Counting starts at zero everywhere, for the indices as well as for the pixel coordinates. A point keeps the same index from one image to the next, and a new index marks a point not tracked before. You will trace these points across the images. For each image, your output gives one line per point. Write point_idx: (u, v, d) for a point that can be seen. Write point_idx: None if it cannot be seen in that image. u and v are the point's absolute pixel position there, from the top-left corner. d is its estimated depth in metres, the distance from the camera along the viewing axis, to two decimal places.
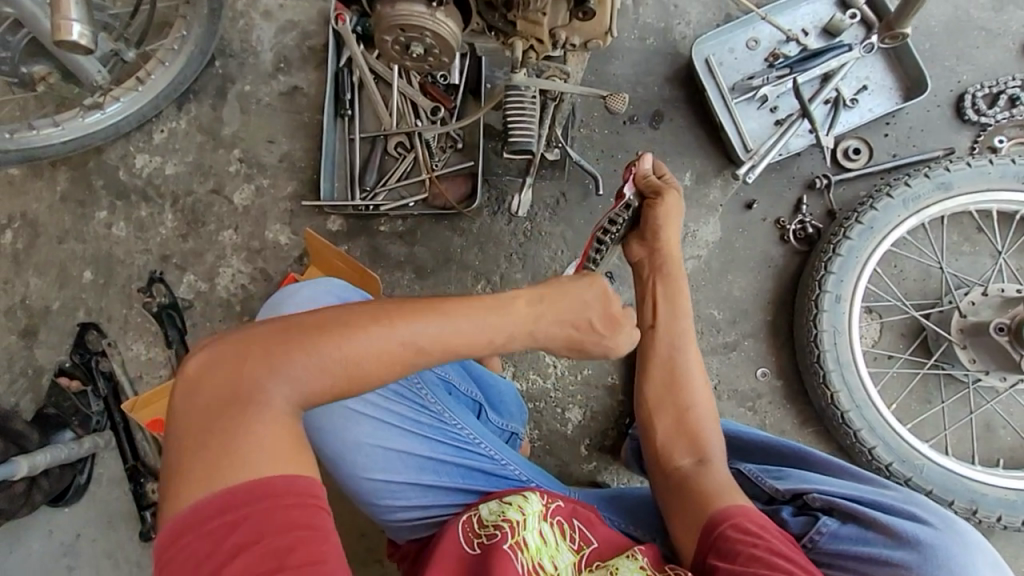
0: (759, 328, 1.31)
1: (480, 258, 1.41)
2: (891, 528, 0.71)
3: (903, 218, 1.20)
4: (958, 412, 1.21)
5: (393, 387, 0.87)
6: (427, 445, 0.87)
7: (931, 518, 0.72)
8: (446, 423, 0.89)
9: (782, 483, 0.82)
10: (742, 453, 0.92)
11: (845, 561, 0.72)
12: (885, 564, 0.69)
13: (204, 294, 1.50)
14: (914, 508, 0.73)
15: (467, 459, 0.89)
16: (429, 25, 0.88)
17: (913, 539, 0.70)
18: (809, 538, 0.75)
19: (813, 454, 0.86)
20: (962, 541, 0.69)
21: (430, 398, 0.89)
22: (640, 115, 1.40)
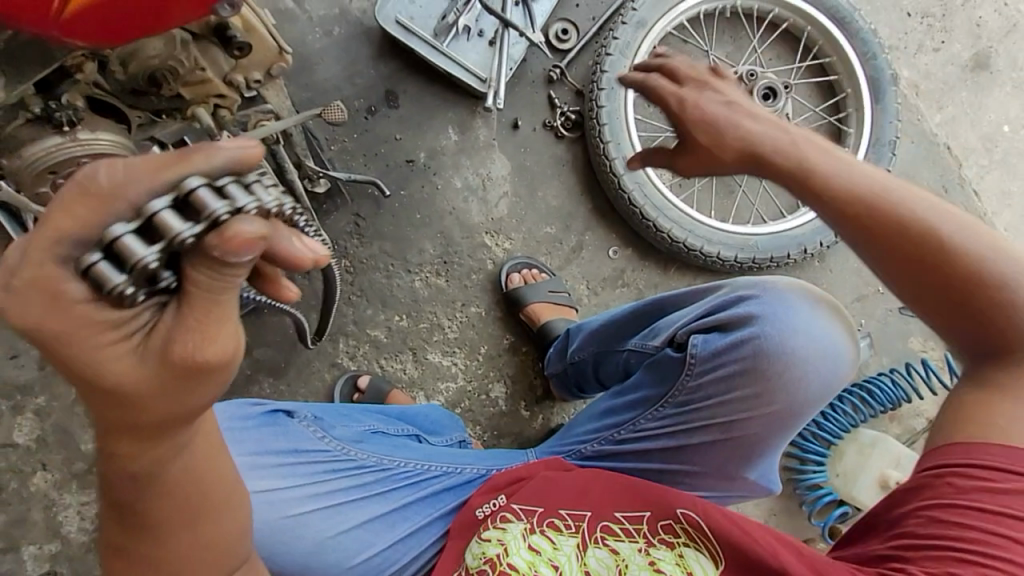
0: (588, 219, 1.40)
1: (324, 320, 1.32)
2: (732, 316, 0.81)
3: (629, 66, 1.34)
4: (755, 186, 1.41)
5: (326, 470, 0.96)
6: (385, 499, 0.97)
7: (749, 289, 0.83)
8: (386, 467, 0.99)
9: (657, 338, 0.91)
10: (619, 332, 0.99)
11: (715, 363, 0.81)
12: (742, 344, 0.79)
13: (62, 553, 1.24)
14: (732, 293, 0.84)
15: (426, 487, 0.99)
16: (81, 146, 0.73)
17: (752, 315, 0.80)
18: (687, 368, 0.83)
19: (665, 297, 0.94)
20: (775, 292, 0.81)
21: (364, 458, 0.99)
22: (375, 103, 1.36)
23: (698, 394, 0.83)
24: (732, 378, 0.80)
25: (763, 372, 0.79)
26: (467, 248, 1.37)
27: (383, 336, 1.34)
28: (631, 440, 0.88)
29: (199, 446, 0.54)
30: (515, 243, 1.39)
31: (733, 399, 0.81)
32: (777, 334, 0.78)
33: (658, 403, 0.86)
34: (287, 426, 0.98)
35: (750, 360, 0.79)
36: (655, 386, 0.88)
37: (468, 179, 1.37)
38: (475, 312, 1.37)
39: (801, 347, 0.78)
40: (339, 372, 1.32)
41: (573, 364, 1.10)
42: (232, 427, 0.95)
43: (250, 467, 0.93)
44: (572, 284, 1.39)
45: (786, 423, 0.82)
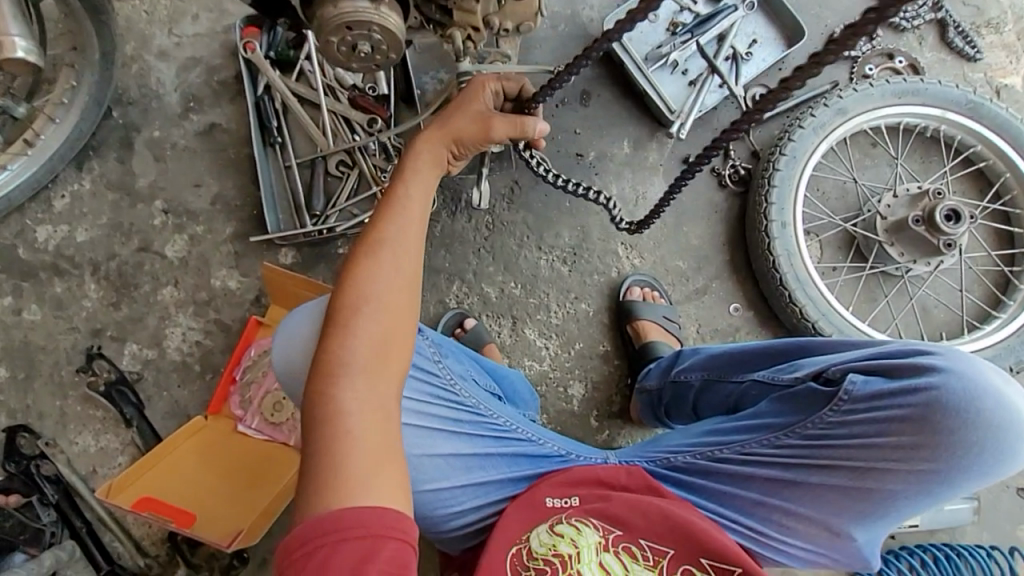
0: (721, 269, 1.41)
1: (450, 259, 1.40)
2: (908, 363, 0.79)
3: (817, 144, 1.36)
4: (901, 302, 1.37)
5: (428, 388, 0.84)
6: (469, 442, 0.85)
7: (929, 348, 0.81)
8: (484, 413, 0.87)
9: (796, 372, 0.87)
10: (742, 365, 0.97)
11: (871, 408, 0.79)
12: (916, 390, 0.77)
13: (153, 362, 1.35)
14: (906, 346, 0.82)
15: (509, 447, 0.87)
16: (376, 19, 0.87)
17: (927, 368, 0.78)
18: (834, 403, 0.81)
19: (814, 343, 0.92)
20: (961, 358, 0.79)
21: (464, 392, 0.86)
22: (570, 96, 1.48)
23: (845, 430, 0.80)
24: (893, 424, 0.78)
25: (932, 425, 0.76)
26: (599, 249, 1.42)
27: (494, 295, 1.39)
28: (732, 462, 0.84)
29: (411, 230, 0.82)
30: (644, 262, 1.42)
31: (889, 448, 0.78)
32: (960, 394, 0.76)
33: (783, 430, 0.83)
34: None
35: (920, 408, 0.77)
36: (783, 416, 0.84)
37: (624, 189, 1.44)
38: (584, 309, 1.40)
39: (982, 412, 0.76)
40: (443, 309, 1.39)
41: (673, 384, 1.08)
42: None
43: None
44: (684, 321, 1.39)
45: (925, 494, 0.79)
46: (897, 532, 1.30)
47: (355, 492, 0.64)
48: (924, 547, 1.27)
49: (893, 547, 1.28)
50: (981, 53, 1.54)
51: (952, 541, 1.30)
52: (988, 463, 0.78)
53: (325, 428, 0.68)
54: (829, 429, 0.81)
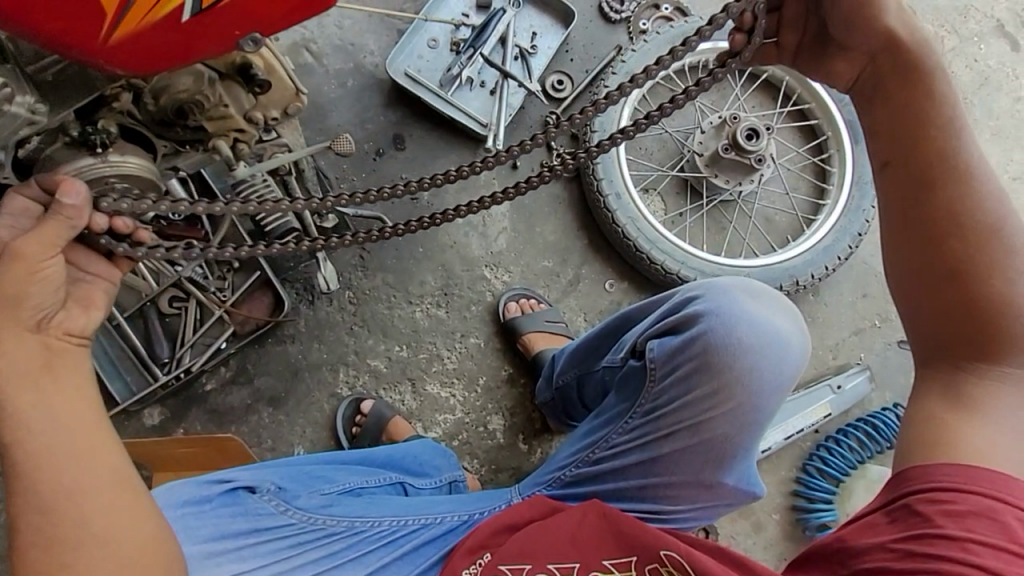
0: (585, 254, 1.44)
1: (325, 350, 1.35)
2: (681, 316, 0.79)
3: (620, 111, 1.43)
4: (745, 222, 1.47)
5: (285, 539, 0.83)
6: (356, 565, 0.84)
7: (697, 290, 0.81)
8: (359, 529, 0.85)
9: (620, 353, 0.89)
10: (596, 352, 1.00)
11: (672, 370, 0.78)
12: (693, 339, 0.77)
13: None
14: (680, 296, 0.82)
15: (404, 545, 0.85)
16: (111, 168, 0.79)
17: (697, 314, 0.78)
18: (650, 375, 0.81)
19: (629, 312, 0.92)
20: (718, 290, 0.79)
21: (329, 521, 0.85)
22: (383, 145, 1.46)
23: (660, 400, 0.79)
24: (692, 377, 0.77)
25: (715, 369, 0.76)
26: (466, 280, 1.42)
27: (384, 366, 1.35)
28: (607, 458, 0.83)
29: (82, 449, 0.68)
30: (514, 276, 1.43)
31: (692, 404, 0.78)
32: (725, 327, 0.76)
33: (625, 415, 0.83)
34: (236, 498, 0.84)
35: (702, 357, 0.76)
36: (625, 401, 0.85)
37: (469, 215, 1.44)
38: (475, 343, 1.39)
39: (745, 337, 0.76)
40: (338, 400, 1.33)
41: (559, 391, 1.10)
42: (175, 511, 0.81)
43: (201, 557, 0.79)
44: (570, 316, 1.42)
45: (754, 423, 0.78)
46: (821, 425, 1.39)
47: None
48: (847, 432, 1.38)
49: (817, 441, 1.38)
50: None
51: (865, 412, 1.41)
52: (783, 375, 0.78)
53: None
54: (656, 400, 0.80)
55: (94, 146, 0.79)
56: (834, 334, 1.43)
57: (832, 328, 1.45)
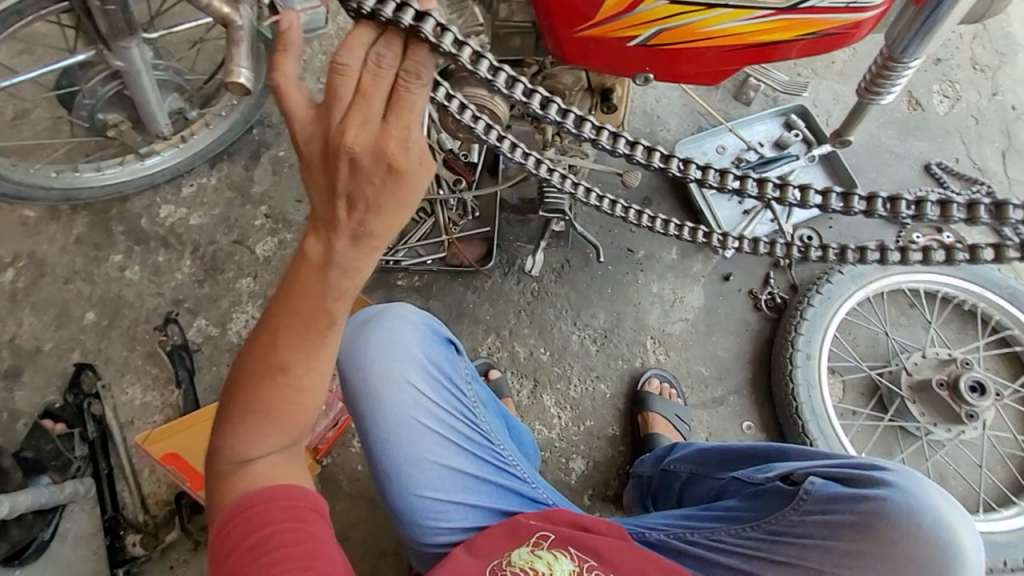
0: (741, 385, 1.47)
1: (491, 313, 1.54)
2: (867, 473, 0.79)
3: (854, 290, 1.45)
4: (917, 462, 1.37)
5: (456, 402, 0.88)
6: (473, 463, 0.89)
7: (888, 465, 0.81)
8: (492, 441, 0.92)
9: (767, 472, 0.88)
10: (729, 463, 1.03)
11: (830, 511, 0.78)
12: (865, 498, 0.77)
13: (214, 338, 1.52)
14: (868, 459, 0.83)
15: (505, 479, 0.91)
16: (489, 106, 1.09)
17: (882, 481, 0.78)
18: (794, 503, 0.80)
19: (789, 448, 0.95)
20: (910, 474, 0.79)
21: (482, 416, 0.92)
22: (632, 199, 1.66)
23: (795, 529, 0.79)
24: (840, 528, 0.77)
25: (874, 535, 0.75)
26: (629, 337, 1.52)
27: (523, 355, 1.50)
28: (700, 546, 0.85)
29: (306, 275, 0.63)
30: (668, 361, 1.50)
31: (833, 551, 0.77)
32: (905, 507, 0.75)
33: (746, 523, 0.83)
34: (450, 348, 0.91)
35: (866, 517, 0.76)
36: (749, 511, 0.85)
37: (664, 289, 1.56)
38: (602, 389, 1.47)
39: (922, 527, 0.74)
40: (474, 356, 1.51)
41: (664, 471, 1.13)
42: (421, 322, 0.88)
43: (417, 362, 0.86)
44: (694, 426, 1.45)
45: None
46: None
47: (272, 490, 0.70)
48: None
49: None
50: None
51: None
52: None
53: (231, 472, 0.70)
54: (789, 527, 0.80)
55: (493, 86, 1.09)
56: None
57: None
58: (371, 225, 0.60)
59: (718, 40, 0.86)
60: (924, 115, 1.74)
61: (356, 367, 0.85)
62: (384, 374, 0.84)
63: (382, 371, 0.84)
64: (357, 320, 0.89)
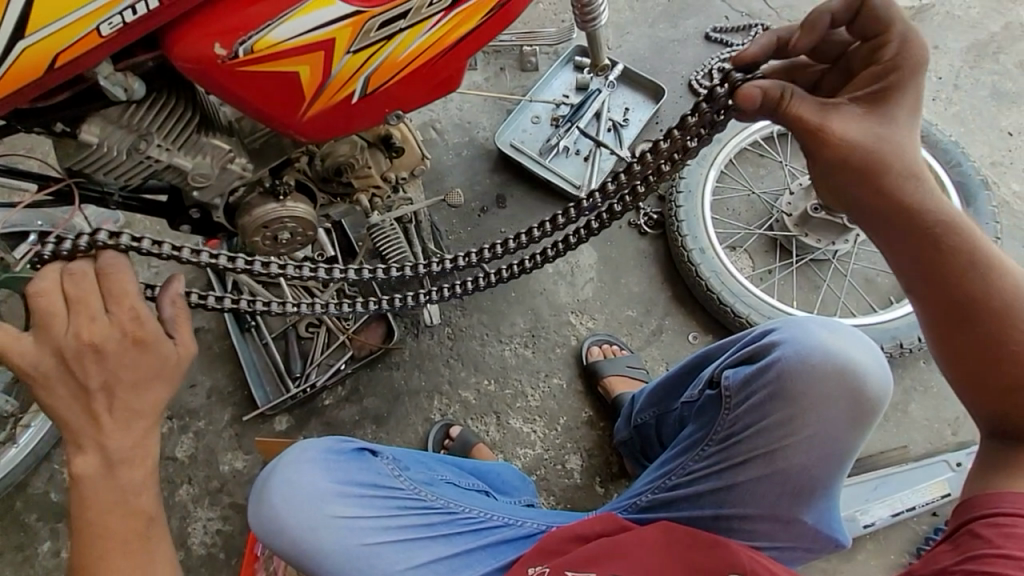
0: (669, 305, 1.50)
1: (424, 377, 1.51)
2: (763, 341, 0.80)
3: (707, 172, 1.51)
4: (841, 281, 1.44)
5: (392, 502, 0.86)
6: (446, 542, 0.87)
7: (776, 323, 0.82)
8: (453, 510, 0.90)
9: (700, 386, 0.90)
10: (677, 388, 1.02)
11: (753, 392, 0.79)
12: (772, 367, 0.78)
13: (182, 563, 1.41)
14: (765, 326, 0.84)
15: (487, 536, 0.89)
16: (288, 212, 1.07)
17: (778, 342, 0.79)
18: (725, 402, 0.82)
19: (712, 349, 0.95)
20: (797, 321, 0.80)
21: (430, 495, 0.90)
22: (488, 204, 1.68)
23: (738, 426, 0.80)
24: (764, 405, 0.78)
25: (795, 395, 0.76)
26: (554, 323, 1.53)
27: (472, 397, 1.48)
28: (683, 486, 0.85)
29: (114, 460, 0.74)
30: (598, 323, 1.51)
31: (769, 427, 0.77)
32: (803, 355, 0.76)
33: (702, 443, 0.84)
34: (360, 456, 0.88)
35: (780, 382, 0.77)
36: (702, 429, 0.86)
37: (559, 264, 1.58)
38: (558, 383, 1.47)
39: (825, 363, 0.75)
40: (431, 424, 1.46)
41: (637, 428, 1.13)
42: (317, 453, 0.85)
43: (327, 495, 0.83)
44: (652, 365, 1.46)
45: (836, 456, 0.76)
46: (941, 508, 1.23)
47: None
48: None
49: (937, 526, 1.23)
50: None
51: None
52: (869, 410, 0.75)
53: None
54: (734, 426, 0.81)
55: (279, 194, 1.06)
56: (955, 407, 1.30)
57: (953, 399, 1.31)
58: (123, 405, 0.73)
59: (424, 56, 0.85)
60: None
61: (279, 530, 0.82)
62: (307, 523, 0.82)
63: (303, 522, 0.82)
64: (259, 485, 0.86)
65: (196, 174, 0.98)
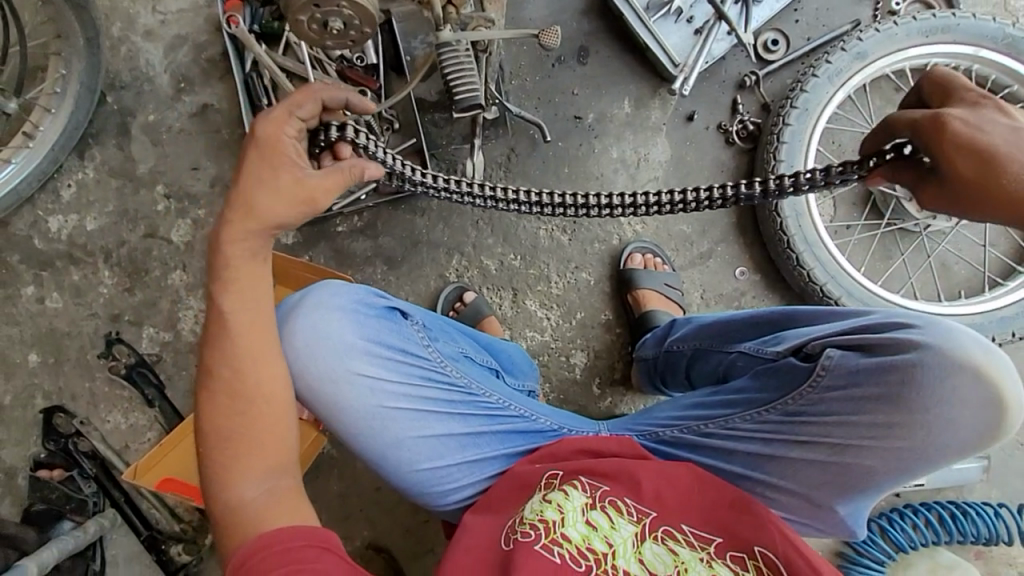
0: (728, 231, 1.36)
1: (448, 233, 1.39)
2: (891, 339, 0.76)
3: (832, 94, 1.27)
4: (918, 260, 1.31)
5: (417, 371, 0.83)
6: (461, 420, 0.86)
7: (916, 320, 0.78)
8: (475, 393, 0.86)
9: (779, 346, 0.88)
10: (737, 334, 0.97)
11: (853, 381, 0.78)
12: (895, 367, 0.75)
13: (171, 344, 1.40)
14: (898, 317, 0.79)
15: (502, 424, 0.88)
16: None
17: (914, 343, 0.74)
18: (813, 379, 0.81)
19: (797, 310, 0.92)
20: (945, 327, 0.74)
21: (454, 372, 0.86)
22: (566, 54, 1.40)
23: (821, 408, 0.81)
24: (866, 401, 0.78)
25: (907, 402, 0.75)
26: (599, 215, 1.39)
27: (494, 267, 1.38)
28: (716, 436, 0.87)
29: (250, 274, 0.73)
30: (647, 229, 1.38)
31: (861, 424, 0.78)
32: (941, 368, 0.72)
33: (765, 406, 0.84)
34: (393, 318, 0.84)
35: (897, 387, 0.75)
36: (762, 391, 0.86)
37: (625, 152, 1.39)
38: (585, 278, 1.38)
39: (962, 385, 0.72)
40: (444, 282, 1.39)
41: (667, 353, 1.08)
42: (350, 304, 0.81)
43: (354, 350, 0.80)
44: (687, 288, 1.37)
45: (910, 470, 0.78)
46: (904, 492, 1.30)
47: (281, 526, 0.70)
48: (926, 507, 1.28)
49: (892, 505, 1.30)
50: None
51: (958, 499, 1.30)
52: (969, 437, 0.75)
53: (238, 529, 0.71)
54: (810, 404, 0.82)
55: None
56: None
57: None
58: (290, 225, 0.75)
59: None
60: None
61: (301, 373, 0.79)
62: (329, 373, 0.79)
63: (324, 373, 0.79)
64: (280, 318, 0.81)
65: None
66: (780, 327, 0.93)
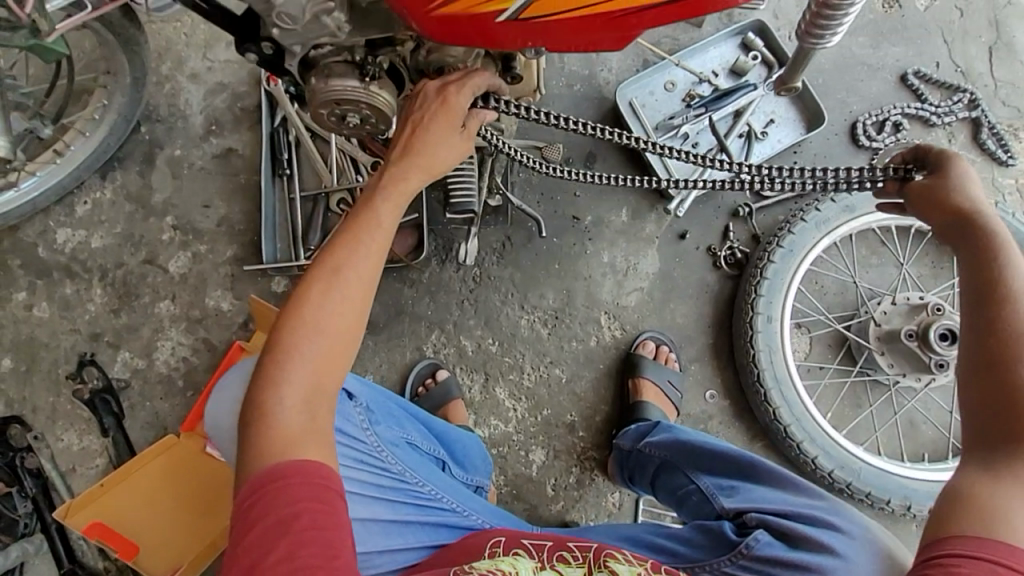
0: (703, 352, 1.38)
1: (433, 307, 1.42)
2: (813, 538, 0.82)
3: (818, 240, 1.31)
4: (885, 415, 1.32)
5: (353, 454, 0.87)
6: (388, 507, 0.86)
7: (837, 523, 0.84)
8: (407, 481, 0.89)
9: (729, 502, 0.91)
10: (701, 464, 0.98)
11: (778, 567, 0.80)
12: (812, 569, 0.79)
13: (141, 372, 1.42)
14: (826, 514, 0.86)
15: (428, 514, 0.88)
16: (365, 98, 0.89)
17: (831, 550, 0.81)
18: (737, 555, 0.82)
19: (760, 463, 0.94)
20: (859, 542, 0.83)
21: (390, 459, 0.89)
22: (574, 157, 1.48)
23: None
24: None
25: None
26: (581, 315, 1.41)
27: (470, 349, 1.40)
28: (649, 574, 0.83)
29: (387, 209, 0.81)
30: (625, 336, 1.40)
31: None
32: None
33: (690, 566, 0.84)
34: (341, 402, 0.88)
35: None
36: (695, 549, 0.86)
37: (616, 258, 1.43)
38: (557, 375, 1.39)
39: None
40: (419, 356, 1.40)
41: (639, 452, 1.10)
42: None
43: None
44: None
45: None
46: None
47: (292, 458, 0.67)
48: None
49: None
50: (1016, 157, 1.45)
51: None
52: None
53: (262, 430, 0.69)
54: None
55: (365, 76, 0.88)
56: None
57: None
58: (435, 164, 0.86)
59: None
60: (901, 14, 1.52)
61: None
62: None
63: None
64: None
65: (282, 12, 0.79)
66: (742, 474, 0.94)
